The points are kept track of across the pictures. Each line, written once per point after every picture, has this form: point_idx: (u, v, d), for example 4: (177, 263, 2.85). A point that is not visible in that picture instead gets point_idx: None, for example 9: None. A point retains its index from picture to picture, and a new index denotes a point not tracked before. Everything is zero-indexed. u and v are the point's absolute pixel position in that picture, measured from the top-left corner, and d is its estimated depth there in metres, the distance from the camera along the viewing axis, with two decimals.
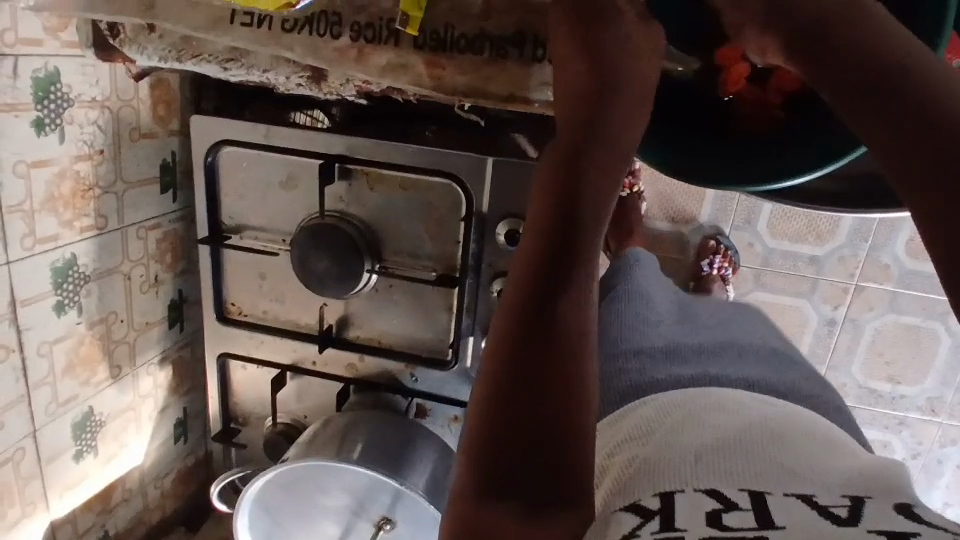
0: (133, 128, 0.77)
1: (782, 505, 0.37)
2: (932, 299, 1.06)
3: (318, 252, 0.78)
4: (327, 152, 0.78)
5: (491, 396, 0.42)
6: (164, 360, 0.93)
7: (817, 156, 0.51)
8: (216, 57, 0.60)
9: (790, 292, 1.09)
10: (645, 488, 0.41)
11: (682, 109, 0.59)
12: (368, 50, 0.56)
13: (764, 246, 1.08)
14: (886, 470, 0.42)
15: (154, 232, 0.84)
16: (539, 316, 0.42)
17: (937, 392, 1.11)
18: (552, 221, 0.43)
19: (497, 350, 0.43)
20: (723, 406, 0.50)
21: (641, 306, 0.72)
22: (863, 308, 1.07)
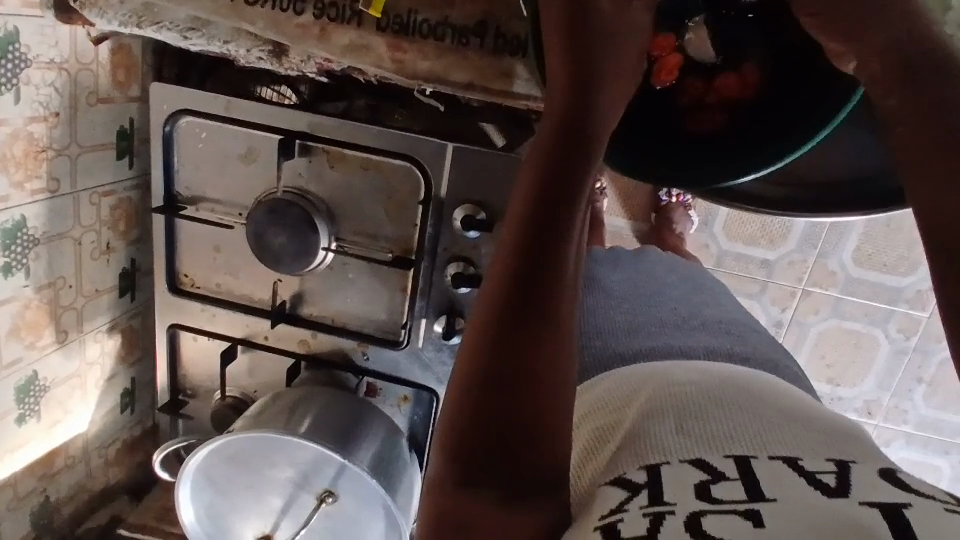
0: (91, 91, 0.76)
1: (768, 472, 0.41)
2: (874, 307, 1.11)
3: (274, 227, 0.78)
4: (289, 129, 0.78)
5: (470, 393, 0.41)
6: (113, 328, 0.92)
7: (774, 152, 0.53)
8: (175, 25, 0.60)
9: (742, 293, 1.14)
10: (631, 463, 0.44)
11: (636, 102, 0.59)
12: (330, 29, 0.57)
13: (719, 248, 1.12)
14: (855, 447, 0.46)
15: (107, 198, 0.83)
16: (521, 313, 0.41)
17: (874, 395, 1.17)
18: (534, 216, 0.42)
19: (476, 347, 0.42)
20: (685, 380, 0.55)
21: (608, 300, 0.77)
22: (809, 311, 1.13)
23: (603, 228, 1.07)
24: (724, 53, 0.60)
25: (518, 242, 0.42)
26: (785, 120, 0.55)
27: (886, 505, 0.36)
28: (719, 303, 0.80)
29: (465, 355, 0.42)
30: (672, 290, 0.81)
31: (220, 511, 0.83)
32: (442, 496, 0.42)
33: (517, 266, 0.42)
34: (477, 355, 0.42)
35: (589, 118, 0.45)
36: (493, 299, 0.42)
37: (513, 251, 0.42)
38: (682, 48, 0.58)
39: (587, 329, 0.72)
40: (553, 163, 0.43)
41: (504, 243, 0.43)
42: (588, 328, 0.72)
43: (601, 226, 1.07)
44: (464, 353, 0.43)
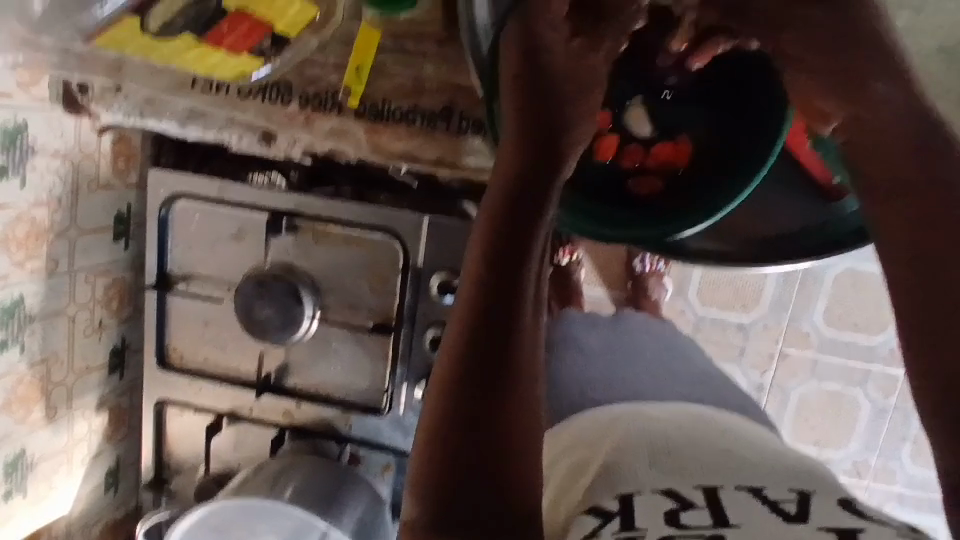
0: (92, 178, 0.83)
1: (734, 502, 0.43)
2: (851, 368, 1.16)
3: (261, 300, 0.83)
4: (278, 208, 0.84)
5: (442, 438, 0.44)
6: (101, 405, 0.93)
7: (737, 188, 0.56)
8: (176, 115, 0.66)
9: (721, 357, 1.18)
10: (605, 493, 0.47)
11: (581, 172, 0.63)
12: (314, 116, 0.64)
13: (695, 314, 1.17)
14: (815, 478, 0.50)
15: (102, 278, 0.88)
16: (484, 359, 0.44)
17: (861, 456, 1.19)
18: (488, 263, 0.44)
19: (444, 393, 0.44)
20: (656, 420, 0.58)
21: (582, 362, 0.81)
22: (788, 375, 1.17)
23: (582, 299, 1.11)
24: (660, 128, 0.64)
25: (476, 289, 0.44)
26: (717, 178, 0.59)
27: (840, 529, 0.39)
28: (689, 363, 0.84)
29: (433, 401, 0.45)
30: (646, 349, 0.86)
31: None
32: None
33: (476, 313, 0.44)
34: (445, 400, 0.44)
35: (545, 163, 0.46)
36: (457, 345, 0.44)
37: (471, 299, 0.44)
38: (626, 125, 0.64)
39: (568, 385, 0.76)
40: (507, 210, 0.44)
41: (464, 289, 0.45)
42: (569, 383, 0.76)
43: (581, 297, 1.11)
44: (433, 399, 0.45)
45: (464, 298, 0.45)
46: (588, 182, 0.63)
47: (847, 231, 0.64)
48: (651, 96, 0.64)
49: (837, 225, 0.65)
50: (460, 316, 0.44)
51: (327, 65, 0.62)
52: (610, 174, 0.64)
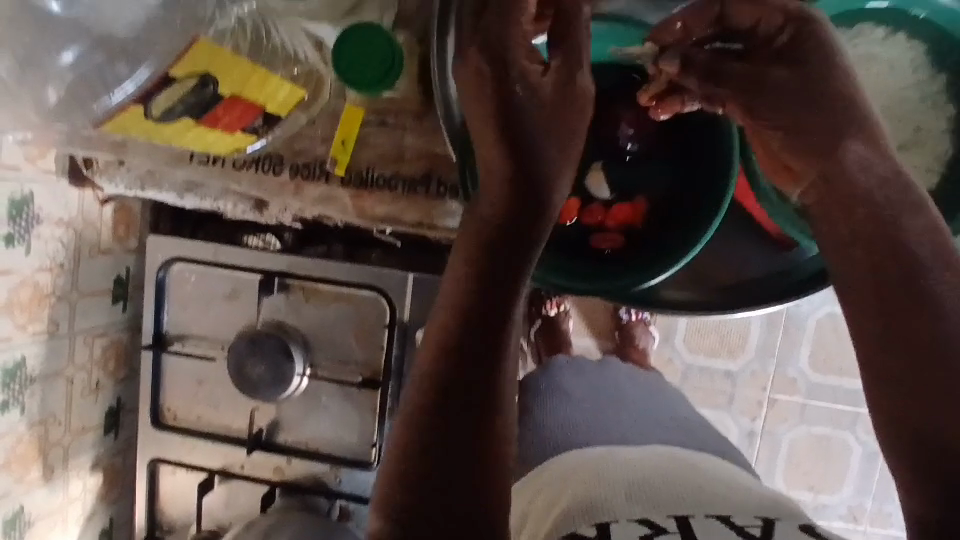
0: (93, 244, 0.87)
1: (703, 528, 0.48)
2: (839, 412, 1.19)
3: (253, 357, 0.86)
4: (269, 268, 0.88)
5: (409, 474, 0.43)
6: (95, 466, 0.95)
7: (690, 242, 0.59)
8: (175, 186, 0.71)
9: (710, 404, 1.20)
10: (583, 521, 0.51)
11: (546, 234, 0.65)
12: (303, 184, 0.68)
13: (683, 362, 1.20)
14: (782, 508, 0.54)
15: (99, 339, 0.91)
16: (458, 393, 0.44)
17: (856, 500, 1.21)
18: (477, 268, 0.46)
19: (414, 429, 0.44)
20: (636, 458, 0.62)
21: (565, 409, 0.83)
22: (778, 420, 1.19)
23: (571, 349, 1.14)
24: (619, 188, 0.68)
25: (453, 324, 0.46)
26: (676, 233, 0.62)
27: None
28: (670, 408, 0.87)
29: (402, 436, 0.45)
30: (628, 392, 0.90)
31: None
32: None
33: (452, 349, 0.45)
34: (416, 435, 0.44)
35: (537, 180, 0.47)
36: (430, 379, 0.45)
37: (449, 335, 0.45)
38: (586, 189, 0.67)
39: (554, 430, 0.80)
40: (487, 252, 0.46)
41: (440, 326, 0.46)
42: (555, 429, 0.80)
43: (570, 348, 1.14)
44: (411, 399, 0.45)
45: (440, 335, 0.46)
46: (558, 238, 0.66)
47: (803, 278, 0.65)
48: (610, 160, 0.67)
49: (796, 272, 0.66)
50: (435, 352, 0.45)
51: (315, 138, 0.68)
52: (575, 234, 0.66)
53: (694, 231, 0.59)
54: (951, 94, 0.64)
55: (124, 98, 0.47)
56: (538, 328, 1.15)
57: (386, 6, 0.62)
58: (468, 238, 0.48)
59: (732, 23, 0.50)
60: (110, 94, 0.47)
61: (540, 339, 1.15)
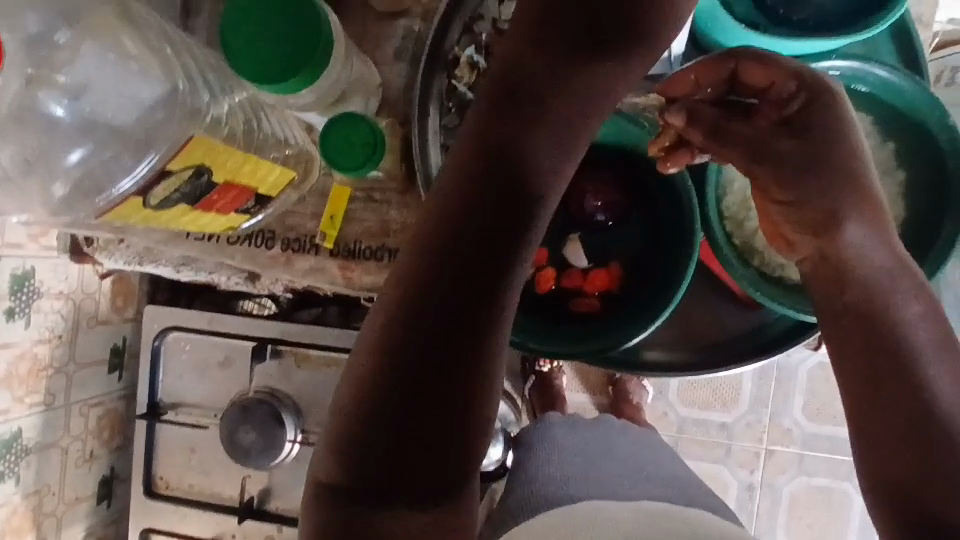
0: (92, 315, 0.89)
1: None
2: (837, 462, 1.19)
3: (246, 424, 0.87)
4: (263, 335, 0.91)
5: (378, 384, 0.47)
6: (88, 535, 0.96)
7: (666, 298, 0.61)
8: (172, 260, 0.75)
9: (707, 457, 1.21)
10: None
11: (526, 306, 0.68)
12: (293, 257, 0.72)
13: (677, 415, 1.21)
14: None
15: (95, 409, 0.93)
16: (444, 317, 0.47)
17: None
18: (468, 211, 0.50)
19: (395, 343, 0.47)
20: (625, 514, 0.64)
21: (557, 468, 0.84)
22: (776, 471, 1.20)
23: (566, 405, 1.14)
24: (595, 255, 0.71)
25: (442, 252, 0.49)
26: (650, 292, 0.65)
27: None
28: (660, 465, 0.88)
29: (370, 362, 0.47)
30: (620, 445, 0.92)
31: None
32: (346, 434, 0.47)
33: (439, 275, 0.48)
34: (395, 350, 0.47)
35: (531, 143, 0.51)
36: (411, 297, 0.48)
37: (442, 260, 0.49)
38: (564, 260, 0.70)
39: (546, 485, 0.81)
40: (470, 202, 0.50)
41: (422, 247, 0.50)
42: (547, 483, 0.81)
43: (564, 403, 1.14)
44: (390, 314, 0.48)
45: (428, 259, 0.49)
46: (538, 306, 0.69)
47: (781, 333, 0.68)
48: (584, 230, 0.71)
49: (768, 329, 0.69)
50: (419, 270, 0.49)
51: (306, 214, 0.72)
52: (556, 303, 0.69)
53: (666, 291, 0.62)
54: (900, 160, 0.68)
55: (128, 191, 0.51)
56: (533, 384, 1.16)
57: (371, 93, 0.66)
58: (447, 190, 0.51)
59: (744, 80, 0.58)
60: (124, 183, 0.51)
61: (535, 396, 1.15)
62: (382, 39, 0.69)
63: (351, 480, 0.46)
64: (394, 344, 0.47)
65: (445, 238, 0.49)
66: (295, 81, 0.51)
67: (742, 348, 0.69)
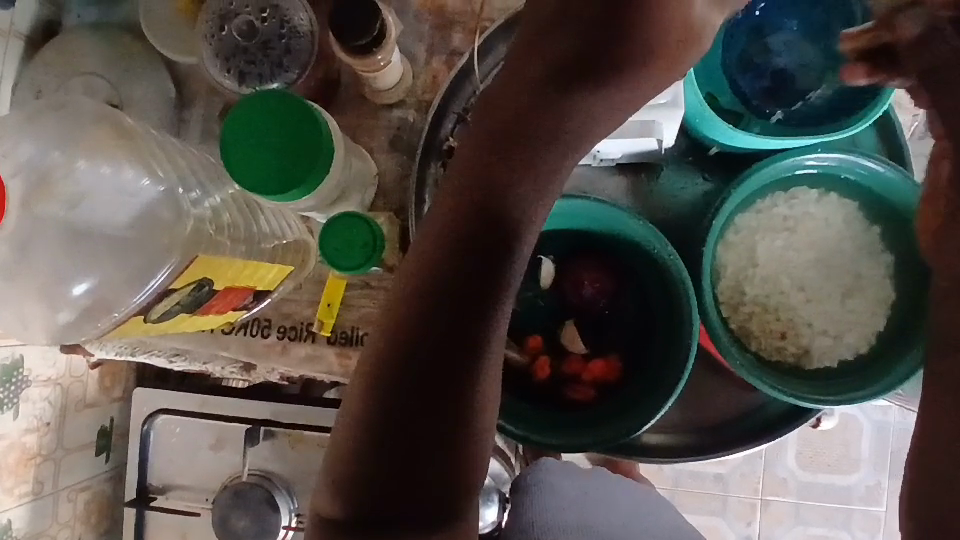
0: (80, 398, 0.87)
1: None
2: (833, 510, 1.19)
3: (237, 511, 0.85)
4: (256, 417, 0.89)
5: (373, 418, 0.49)
6: None
7: (670, 383, 0.60)
8: (164, 350, 0.73)
9: (704, 510, 1.20)
10: None
11: (525, 396, 0.67)
12: (289, 344, 0.71)
13: (672, 469, 1.20)
14: None
15: (82, 494, 0.90)
16: (441, 342, 0.49)
17: None
18: (454, 245, 0.50)
19: (385, 377, 0.49)
20: None
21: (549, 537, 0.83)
22: (774, 522, 1.19)
23: None
24: (592, 344, 0.71)
25: (439, 281, 0.50)
26: (647, 381, 0.65)
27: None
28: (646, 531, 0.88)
29: (365, 396, 0.49)
30: (623, 508, 0.91)
31: None
32: (347, 467, 0.49)
33: (437, 299, 0.49)
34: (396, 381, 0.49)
35: (519, 175, 0.51)
36: (408, 326, 0.49)
37: (439, 288, 0.50)
38: (561, 345, 0.71)
39: None
40: (458, 236, 0.50)
41: (418, 277, 0.50)
42: None
43: None
44: (380, 349, 0.50)
45: (416, 293, 0.50)
46: (538, 396, 0.68)
47: (779, 414, 0.70)
48: (579, 316, 0.71)
49: (766, 410, 0.70)
50: (416, 302, 0.50)
51: (302, 301, 0.71)
52: (553, 391, 0.68)
53: (663, 381, 0.61)
54: (886, 244, 0.70)
55: (135, 306, 0.52)
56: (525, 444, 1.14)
57: (367, 185, 0.67)
58: (436, 221, 0.51)
59: None
60: (137, 297, 0.51)
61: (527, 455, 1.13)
62: (376, 129, 0.70)
63: (351, 513, 0.48)
64: (386, 379, 0.49)
65: (441, 269, 0.50)
66: (317, 173, 0.52)
67: (740, 430, 0.70)
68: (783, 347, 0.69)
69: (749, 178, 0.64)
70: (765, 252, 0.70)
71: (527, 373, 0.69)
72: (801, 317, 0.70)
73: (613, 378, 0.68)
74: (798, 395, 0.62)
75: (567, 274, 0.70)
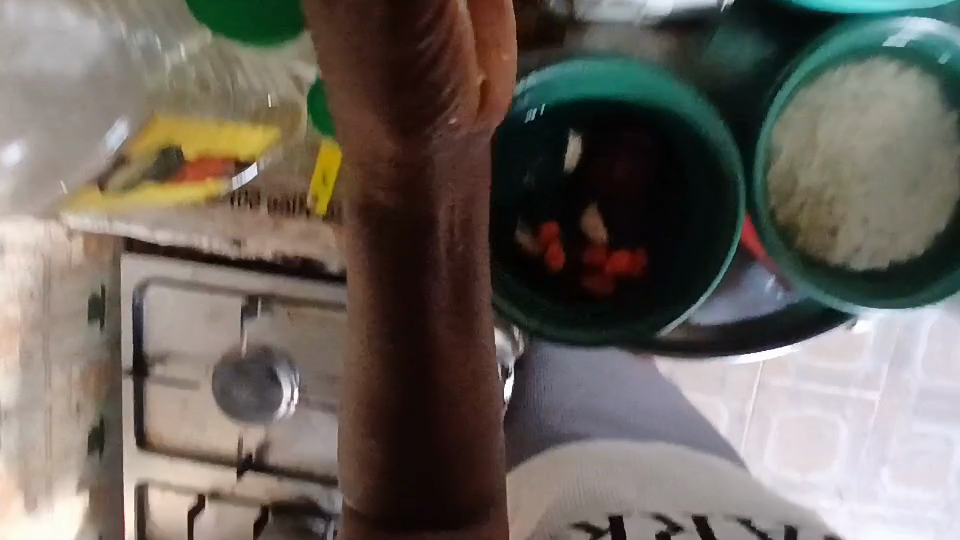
0: (64, 266, 0.84)
1: (722, 527, 0.49)
2: (830, 393, 1.14)
3: (239, 383, 0.84)
4: (253, 291, 0.85)
5: (376, 456, 0.47)
6: (81, 486, 0.96)
7: (703, 281, 0.55)
8: (145, 221, 0.66)
9: (702, 390, 1.16)
10: (590, 513, 0.54)
11: (536, 283, 0.62)
12: (281, 219, 0.65)
13: None
14: (787, 511, 0.54)
15: (78, 361, 0.90)
16: (402, 363, 0.46)
17: (844, 478, 1.17)
18: (387, 262, 0.44)
19: (370, 418, 0.47)
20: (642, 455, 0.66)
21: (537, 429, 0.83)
22: (767, 403, 1.16)
23: None
24: (619, 234, 0.65)
25: (381, 304, 0.45)
26: (676, 278, 0.60)
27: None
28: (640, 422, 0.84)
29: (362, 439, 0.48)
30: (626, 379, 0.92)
31: None
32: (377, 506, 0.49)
33: (384, 324, 0.45)
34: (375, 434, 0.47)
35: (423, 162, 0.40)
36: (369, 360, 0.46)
37: (389, 322, 0.45)
38: (580, 233, 0.65)
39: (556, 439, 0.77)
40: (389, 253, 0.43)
41: (369, 314, 0.45)
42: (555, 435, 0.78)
43: None
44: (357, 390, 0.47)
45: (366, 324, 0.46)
46: (554, 286, 0.63)
47: (817, 314, 0.68)
48: (603, 199, 0.65)
49: (794, 311, 0.69)
50: (373, 341, 0.45)
51: (292, 172, 0.63)
52: (570, 280, 0.63)
53: (691, 283, 0.57)
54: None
55: None
56: None
57: None
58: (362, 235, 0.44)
59: None
60: None
61: None
62: None
63: None
64: (371, 417, 0.47)
65: (382, 293, 0.44)
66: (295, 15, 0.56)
67: (774, 330, 0.69)
68: (834, 247, 0.64)
69: (819, 49, 0.57)
70: (826, 132, 0.64)
71: (540, 261, 0.64)
72: (856, 212, 0.65)
73: (635, 273, 0.63)
74: (835, 292, 0.57)
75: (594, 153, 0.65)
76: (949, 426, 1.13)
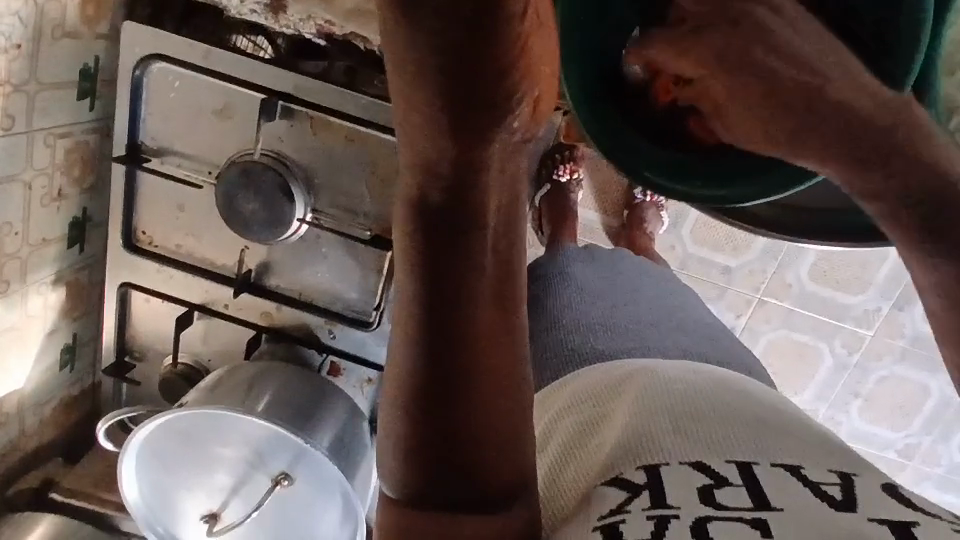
0: (56, 23, 0.71)
1: (770, 477, 0.36)
2: (826, 321, 1.03)
3: (246, 192, 0.74)
4: (274, 88, 0.73)
5: (411, 460, 0.36)
6: (57, 281, 0.87)
7: None
8: None
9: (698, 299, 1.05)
10: (627, 461, 0.40)
11: (641, 118, 0.57)
12: None
13: (683, 250, 1.02)
14: (852, 463, 0.40)
15: (63, 141, 0.79)
16: (439, 353, 0.34)
17: (812, 405, 1.10)
18: (430, 231, 0.34)
19: (399, 421, 0.35)
20: (677, 378, 0.49)
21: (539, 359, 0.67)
22: (762, 320, 1.05)
23: (578, 221, 0.98)
24: None
25: (416, 284, 0.34)
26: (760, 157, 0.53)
27: (894, 521, 0.32)
28: (665, 337, 0.63)
29: (393, 451, 0.36)
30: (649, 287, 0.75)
31: (165, 485, 0.82)
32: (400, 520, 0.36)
33: (419, 308, 0.34)
34: (404, 451, 0.36)
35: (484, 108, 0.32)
36: (398, 357, 0.35)
37: (421, 304, 0.34)
38: None
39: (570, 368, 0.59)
40: (432, 220, 0.34)
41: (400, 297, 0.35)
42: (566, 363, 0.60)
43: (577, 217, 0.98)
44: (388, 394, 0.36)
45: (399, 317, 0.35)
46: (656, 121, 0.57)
47: None
48: None
49: None
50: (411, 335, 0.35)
51: None
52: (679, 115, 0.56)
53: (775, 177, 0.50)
54: None
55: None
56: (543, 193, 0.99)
57: None
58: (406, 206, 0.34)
59: None
60: None
61: (544, 205, 0.99)
62: None
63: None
64: (400, 424, 0.35)
65: (420, 267, 0.34)
66: None
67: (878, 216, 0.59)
68: None
69: None
70: None
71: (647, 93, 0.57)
72: None
73: None
74: None
75: (636, 52, 0.49)
76: (927, 373, 1.04)
